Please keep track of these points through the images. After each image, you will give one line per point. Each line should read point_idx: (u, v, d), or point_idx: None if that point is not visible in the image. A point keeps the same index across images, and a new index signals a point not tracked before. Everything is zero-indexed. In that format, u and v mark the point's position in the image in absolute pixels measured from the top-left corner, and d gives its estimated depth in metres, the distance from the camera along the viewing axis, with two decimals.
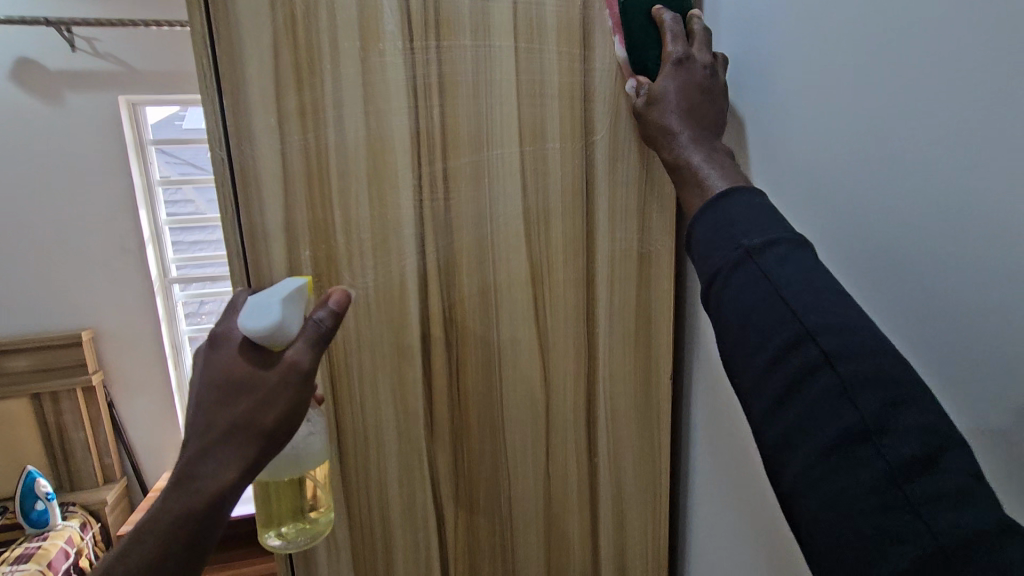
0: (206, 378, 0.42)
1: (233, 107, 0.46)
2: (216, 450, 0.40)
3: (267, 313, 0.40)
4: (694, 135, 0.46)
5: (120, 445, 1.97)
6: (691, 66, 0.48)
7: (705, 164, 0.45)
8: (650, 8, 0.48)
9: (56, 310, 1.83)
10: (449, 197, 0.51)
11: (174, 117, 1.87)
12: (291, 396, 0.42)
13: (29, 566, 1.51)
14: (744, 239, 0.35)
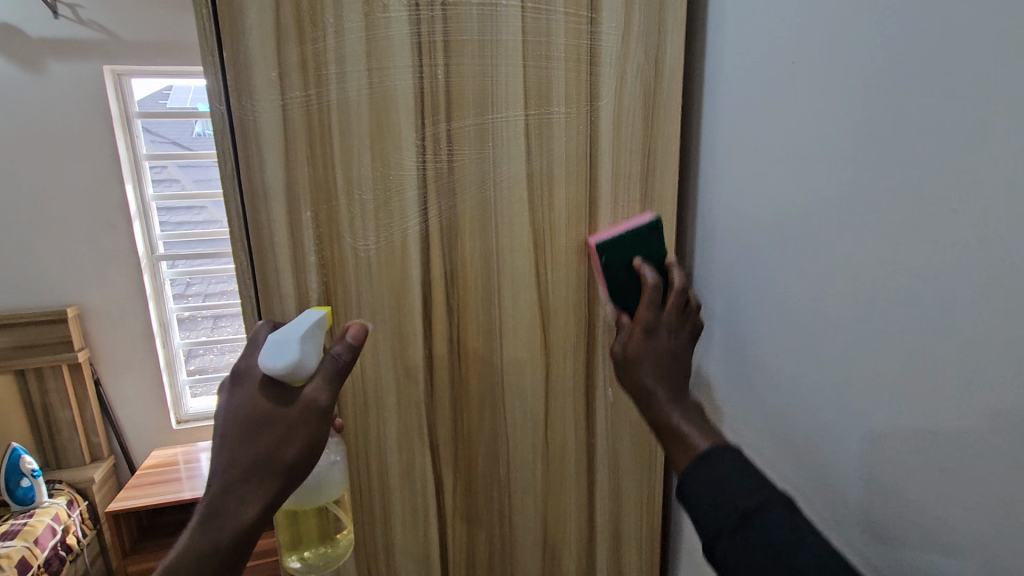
0: (229, 413, 0.43)
1: (233, 58, 0.44)
2: (240, 486, 0.40)
3: (288, 352, 0.42)
4: (670, 394, 0.44)
5: (108, 425, 1.95)
6: (664, 336, 0.48)
7: (686, 414, 0.42)
8: (631, 260, 0.51)
9: (40, 286, 1.80)
10: (453, 160, 0.50)
11: (159, 95, 1.84)
12: (309, 432, 0.43)
13: (16, 543, 1.50)
14: (736, 504, 0.33)
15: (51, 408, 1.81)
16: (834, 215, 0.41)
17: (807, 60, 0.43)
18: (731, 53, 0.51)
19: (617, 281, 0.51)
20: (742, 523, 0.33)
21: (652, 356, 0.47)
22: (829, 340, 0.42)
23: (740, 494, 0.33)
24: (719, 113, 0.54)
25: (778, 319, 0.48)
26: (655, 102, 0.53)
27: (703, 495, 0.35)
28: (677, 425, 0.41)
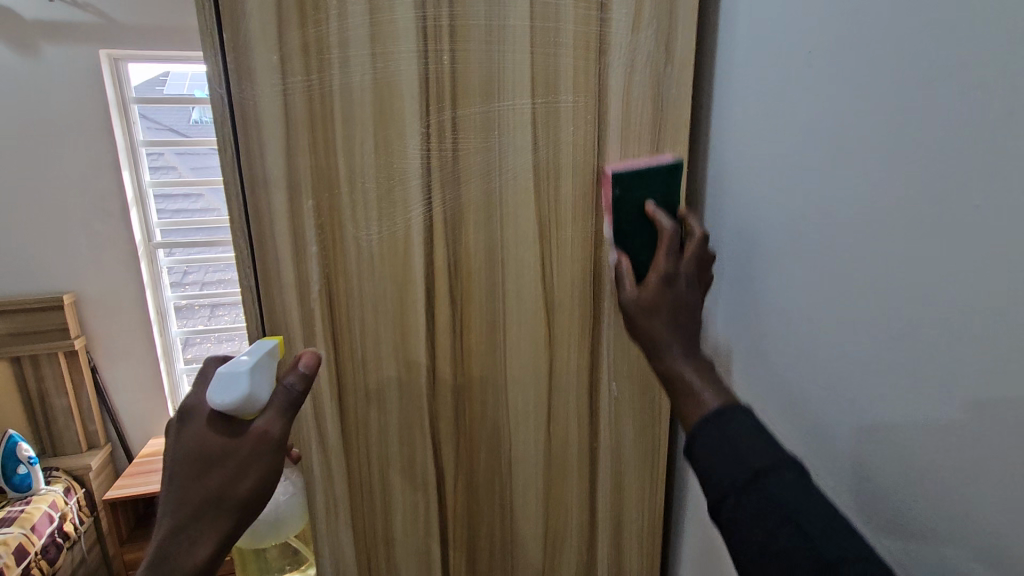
0: (177, 451, 0.41)
1: (233, 41, 0.43)
2: (191, 526, 0.39)
3: (235, 387, 0.40)
4: (685, 348, 0.41)
5: (104, 412, 1.94)
6: (681, 286, 0.44)
7: (695, 379, 0.39)
8: (644, 203, 0.46)
9: (36, 272, 1.78)
10: (458, 148, 0.49)
11: (156, 81, 1.81)
12: (263, 466, 0.42)
13: (12, 530, 1.50)
14: (750, 464, 0.33)
15: (47, 395, 1.80)
16: (830, 207, 0.40)
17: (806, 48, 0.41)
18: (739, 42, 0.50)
19: (625, 224, 0.46)
20: (754, 479, 0.33)
21: (667, 305, 0.43)
22: (822, 339, 0.42)
23: (753, 452, 0.33)
24: (726, 103, 0.53)
25: (778, 314, 0.47)
26: (663, 92, 0.52)
27: (716, 448, 0.35)
28: (694, 381, 0.40)
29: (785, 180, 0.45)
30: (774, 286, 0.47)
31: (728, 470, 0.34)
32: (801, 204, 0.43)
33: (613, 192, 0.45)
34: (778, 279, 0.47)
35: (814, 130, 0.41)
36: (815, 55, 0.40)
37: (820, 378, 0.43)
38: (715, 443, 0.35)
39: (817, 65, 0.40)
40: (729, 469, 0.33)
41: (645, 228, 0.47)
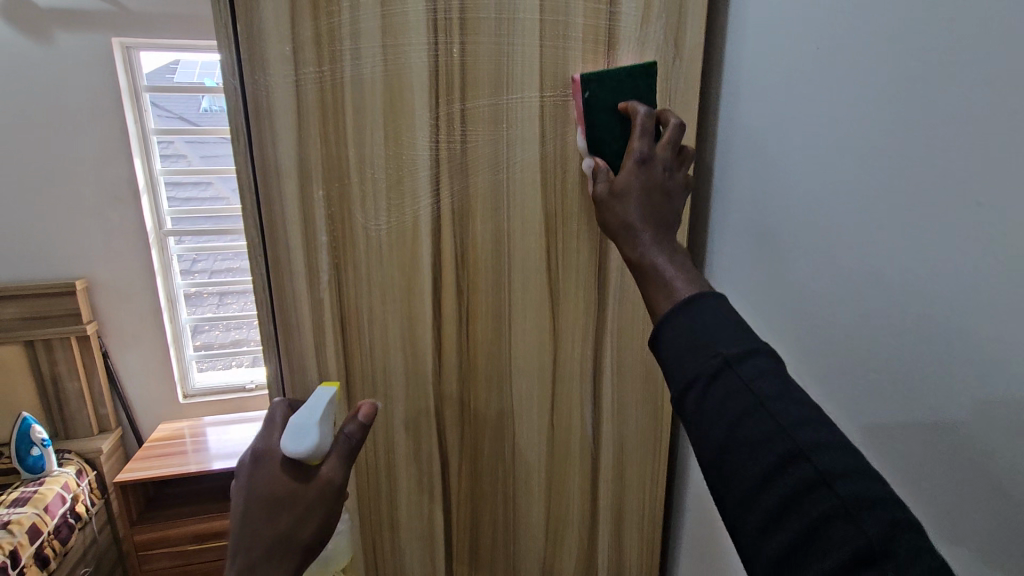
0: (248, 494, 0.44)
1: (247, 32, 0.44)
2: (262, 565, 0.42)
3: (307, 437, 0.43)
4: (657, 236, 0.40)
5: (116, 396, 1.97)
6: (655, 172, 0.43)
7: (669, 266, 0.38)
8: (619, 101, 0.46)
9: (49, 258, 1.81)
10: (467, 140, 0.50)
11: (166, 70, 1.82)
12: (327, 511, 0.45)
13: (26, 510, 1.53)
14: (718, 351, 0.31)
15: (60, 378, 1.83)
16: (849, 200, 0.41)
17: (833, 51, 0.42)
18: (762, 38, 0.50)
19: (602, 122, 0.46)
20: (722, 368, 0.30)
21: (638, 189, 0.42)
22: (837, 332, 0.43)
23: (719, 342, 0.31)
24: (746, 101, 0.53)
25: (794, 305, 0.49)
26: (673, 87, 0.52)
27: (683, 337, 0.33)
28: (660, 267, 0.38)
29: (806, 179, 0.46)
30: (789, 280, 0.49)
31: (693, 357, 0.32)
32: (822, 202, 0.44)
33: (585, 94, 0.46)
34: (798, 276, 0.48)
35: (839, 130, 0.42)
36: (841, 56, 0.41)
37: (836, 372, 0.44)
38: (681, 329, 0.33)
39: (841, 65, 0.41)
40: (694, 356, 0.32)
41: (619, 125, 0.46)
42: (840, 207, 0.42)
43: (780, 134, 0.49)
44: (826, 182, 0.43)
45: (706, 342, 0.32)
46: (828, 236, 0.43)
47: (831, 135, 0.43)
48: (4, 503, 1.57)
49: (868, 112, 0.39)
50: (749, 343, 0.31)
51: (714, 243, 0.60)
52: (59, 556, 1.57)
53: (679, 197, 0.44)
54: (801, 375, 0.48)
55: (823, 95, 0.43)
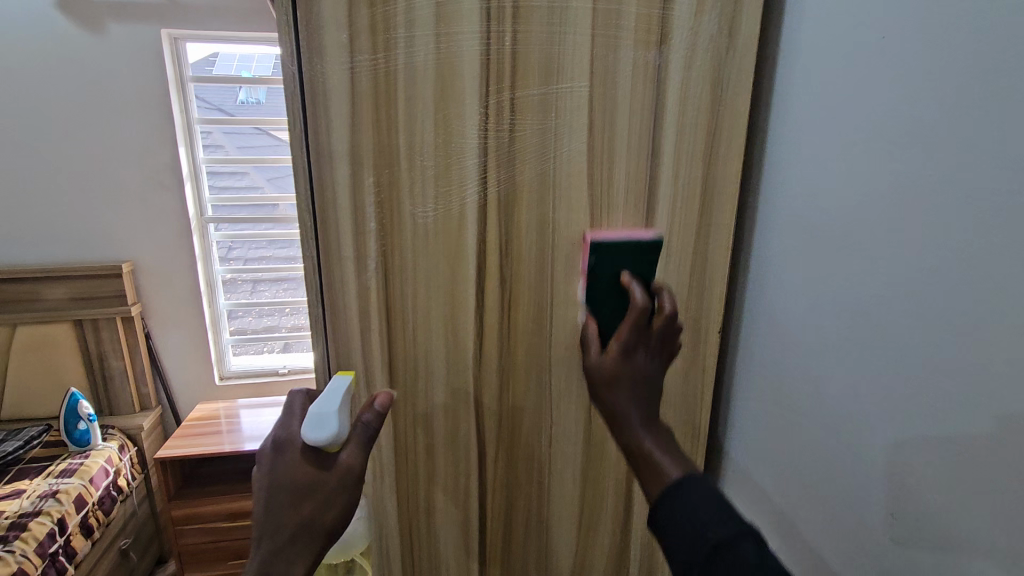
0: (271, 482, 0.46)
1: (307, 19, 0.45)
2: (287, 550, 0.44)
3: (325, 427, 0.45)
4: (643, 414, 0.43)
5: (156, 376, 2.05)
6: (639, 359, 0.46)
7: (661, 454, 0.40)
8: (618, 273, 0.50)
9: (97, 241, 1.88)
10: (515, 130, 0.50)
11: (207, 62, 1.88)
12: (348, 497, 0.46)
13: (73, 480, 1.61)
14: (708, 537, 0.33)
15: (106, 357, 1.91)
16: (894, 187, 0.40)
17: (897, 31, 0.39)
18: (819, 21, 0.48)
19: (607, 293, 0.50)
20: (712, 554, 0.33)
21: (628, 379, 0.45)
22: (889, 334, 0.41)
23: (713, 522, 0.34)
24: (798, 90, 0.51)
25: (828, 301, 0.47)
26: (723, 80, 0.52)
27: (679, 516, 0.35)
28: (649, 448, 0.41)
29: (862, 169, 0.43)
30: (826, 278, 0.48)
31: (687, 547, 0.34)
32: (879, 191, 0.41)
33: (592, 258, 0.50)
34: (847, 271, 0.45)
35: (902, 114, 0.39)
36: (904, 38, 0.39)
37: (891, 375, 0.41)
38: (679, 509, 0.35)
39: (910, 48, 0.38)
40: (686, 544, 0.34)
41: (619, 294, 0.50)
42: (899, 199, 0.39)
43: (835, 120, 0.46)
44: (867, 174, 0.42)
45: (698, 527, 0.34)
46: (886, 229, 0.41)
47: (890, 122, 0.40)
48: (52, 473, 1.65)
49: (940, 94, 0.36)
50: (741, 524, 0.33)
51: (758, 233, 0.58)
52: (103, 527, 1.65)
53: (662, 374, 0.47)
54: (843, 374, 0.46)
55: (885, 80, 0.41)
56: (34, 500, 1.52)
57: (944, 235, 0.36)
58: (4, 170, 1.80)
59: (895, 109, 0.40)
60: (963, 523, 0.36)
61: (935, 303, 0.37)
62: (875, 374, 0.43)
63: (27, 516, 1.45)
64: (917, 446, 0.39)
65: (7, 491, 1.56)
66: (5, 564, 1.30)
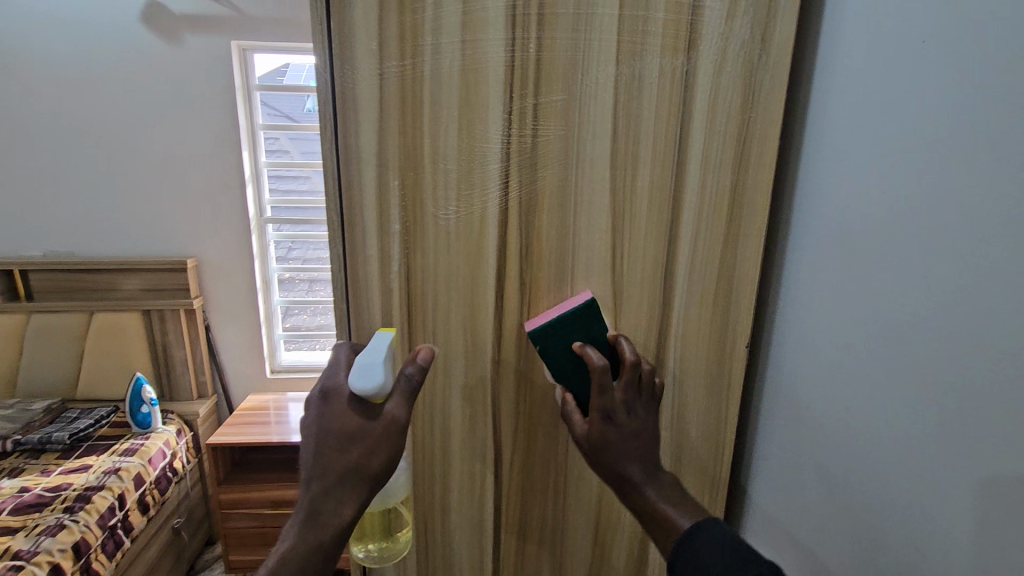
0: (320, 429, 0.47)
1: (339, 28, 0.47)
2: (337, 492, 0.45)
3: (373, 373, 0.47)
4: (648, 469, 0.46)
5: (214, 367, 2.17)
6: (622, 419, 0.47)
7: (664, 504, 0.44)
8: (571, 344, 0.49)
9: (167, 238, 2.03)
10: (538, 134, 0.50)
11: (277, 72, 2.00)
12: (394, 445, 0.47)
13: (133, 459, 1.73)
14: None
15: (169, 345, 2.05)
16: (932, 203, 0.37)
17: (941, 33, 0.37)
18: (860, 22, 0.45)
19: (563, 363, 0.49)
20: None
21: (617, 441, 0.46)
22: (923, 360, 0.38)
23: (729, 572, 0.37)
24: (838, 96, 0.48)
25: (856, 321, 0.45)
26: (756, 87, 0.50)
27: (692, 559, 0.39)
28: (661, 509, 0.44)
29: (901, 179, 0.40)
30: (856, 296, 0.45)
31: None
32: (918, 205, 0.39)
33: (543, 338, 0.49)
34: (882, 289, 0.42)
35: (947, 122, 0.36)
36: (947, 45, 0.36)
37: (924, 402, 0.38)
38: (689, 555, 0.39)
39: (958, 52, 0.36)
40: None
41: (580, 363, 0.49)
42: (939, 214, 0.37)
43: (874, 128, 0.44)
44: (901, 189, 0.40)
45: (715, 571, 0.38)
46: (924, 244, 0.38)
47: (930, 132, 0.38)
48: (117, 451, 1.77)
49: (986, 100, 0.33)
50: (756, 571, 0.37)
51: (791, 246, 0.55)
52: (158, 505, 1.76)
53: (646, 423, 0.48)
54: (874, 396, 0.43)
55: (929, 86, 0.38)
56: (99, 475, 1.64)
57: (981, 250, 0.34)
58: (89, 170, 1.96)
59: (938, 115, 0.37)
60: (986, 557, 0.34)
61: (972, 330, 0.34)
62: (909, 401, 0.40)
63: (91, 490, 1.57)
64: (942, 474, 0.37)
65: (76, 465, 1.69)
66: (70, 532, 1.41)
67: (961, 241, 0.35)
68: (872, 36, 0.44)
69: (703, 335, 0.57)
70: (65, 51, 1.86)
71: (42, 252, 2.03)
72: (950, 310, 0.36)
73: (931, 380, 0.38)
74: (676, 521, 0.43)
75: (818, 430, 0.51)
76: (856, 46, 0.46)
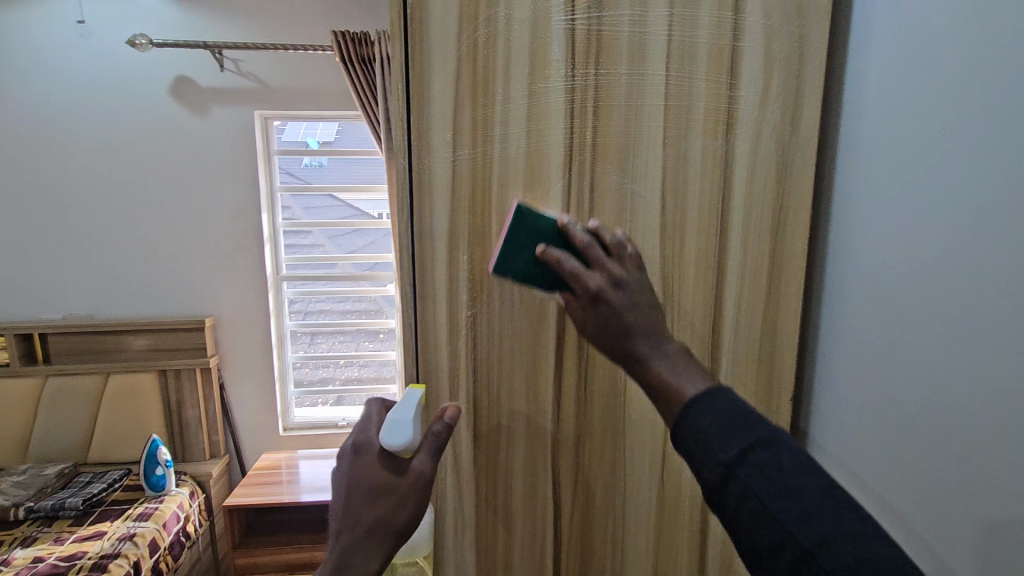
0: (351, 482, 0.49)
1: (418, 122, 0.53)
2: (363, 547, 0.47)
3: (401, 432, 0.48)
4: (649, 336, 0.38)
5: (226, 425, 2.16)
6: (613, 299, 0.39)
7: (666, 371, 0.37)
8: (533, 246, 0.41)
9: (186, 299, 2.07)
10: (594, 209, 0.55)
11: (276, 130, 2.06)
12: (419, 501, 0.49)
13: (148, 525, 1.70)
14: (718, 460, 0.33)
15: (184, 405, 2.06)
16: (964, 265, 0.42)
17: (959, 123, 0.43)
18: (881, 106, 0.51)
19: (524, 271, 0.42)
20: (726, 473, 0.33)
21: (612, 327, 0.39)
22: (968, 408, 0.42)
23: (719, 446, 0.34)
24: (863, 168, 0.54)
25: (899, 372, 0.49)
26: (789, 162, 0.56)
27: (691, 433, 0.35)
28: (669, 384, 0.37)
29: (930, 245, 0.45)
30: (894, 350, 0.49)
31: (702, 464, 0.34)
32: (955, 267, 0.43)
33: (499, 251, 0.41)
34: (923, 343, 0.46)
35: (970, 195, 0.42)
36: (964, 130, 0.42)
37: (981, 447, 0.41)
38: (687, 431, 0.35)
39: (978, 135, 0.41)
40: (702, 458, 0.34)
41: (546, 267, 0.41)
42: (974, 276, 0.41)
43: (900, 197, 0.49)
44: (932, 257, 0.45)
45: (708, 447, 0.34)
46: (960, 298, 0.43)
47: (959, 208, 0.43)
48: (131, 516, 1.74)
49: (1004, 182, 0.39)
50: (746, 439, 0.33)
51: (824, 301, 0.60)
52: (171, 572, 1.71)
53: (643, 287, 0.40)
54: (929, 444, 0.46)
55: (950, 162, 0.44)
56: (114, 541, 1.61)
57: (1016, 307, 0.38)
58: (113, 233, 2.02)
59: (961, 190, 0.43)
60: None
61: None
62: (967, 448, 0.42)
63: (108, 557, 1.53)
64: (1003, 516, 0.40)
65: (90, 533, 1.66)
66: None
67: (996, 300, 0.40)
68: (892, 120, 0.50)
69: (752, 389, 0.60)
70: (96, 122, 1.96)
71: (62, 314, 2.05)
72: (992, 358, 0.40)
73: (981, 427, 0.41)
74: (679, 387, 0.37)
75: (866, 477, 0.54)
76: (879, 124, 0.52)
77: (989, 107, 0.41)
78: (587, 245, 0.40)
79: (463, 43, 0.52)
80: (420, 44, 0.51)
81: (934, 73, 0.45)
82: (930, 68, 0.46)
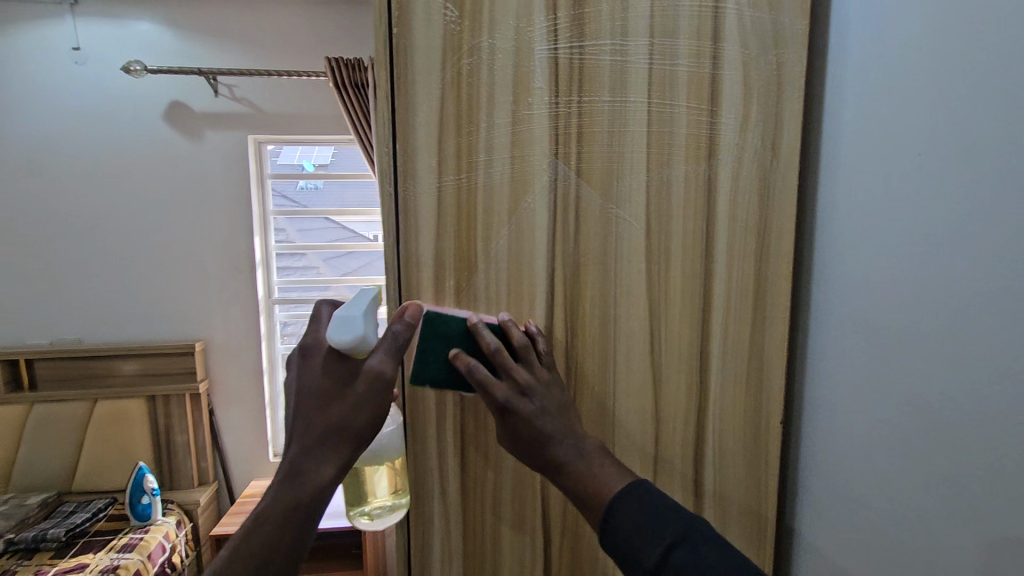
0: (305, 384, 0.50)
1: (403, 148, 0.53)
2: (318, 449, 0.49)
3: (351, 329, 0.47)
4: (559, 437, 0.49)
5: (215, 451, 2.13)
6: (519, 407, 0.50)
7: (578, 467, 0.48)
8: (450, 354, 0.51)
9: (176, 323, 2.05)
10: (580, 231, 0.56)
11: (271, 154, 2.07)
12: (376, 403, 0.49)
13: (132, 556, 1.65)
14: (647, 562, 0.41)
15: (172, 430, 2.03)
16: (947, 281, 0.42)
17: (934, 144, 0.43)
18: (860, 129, 0.52)
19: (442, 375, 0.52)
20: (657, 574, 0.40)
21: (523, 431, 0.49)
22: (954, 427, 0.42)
23: (643, 550, 0.41)
24: (846, 188, 0.54)
25: (889, 391, 0.49)
26: (770, 186, 0.57)
27: (622, 537, 0.43)
28: (586, 481, 0.47)
29: (914, 262, 0.45)
30: (883, 370, 0.49)
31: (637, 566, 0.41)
32: (939, 283, 0.43)
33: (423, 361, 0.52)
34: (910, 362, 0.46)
35: (949, 212, 0.42)
36: (939, 150, 0.43)
37: (970, 468, 0.40)
38: (619, 536, 0.43)
39: (951, 154, 0.42)
40: (635, 561, 0.42)
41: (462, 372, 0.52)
42: (956, 292, 0.41)
43: (882, 218, 0.49)
44: (916, 275, 0.45)
45: (639, 551, 0.42)
46: (944, 314, 0.42)
47: (939, 230, 0.43)
48: (114, 547, 1.70)
49: (980, 202, 0.39)
50: (664, 540, 0.41)
51: (813, 322, 0.60)
52: None
53: (545, 391, 0.51)
54: (918, 464, 0.45)
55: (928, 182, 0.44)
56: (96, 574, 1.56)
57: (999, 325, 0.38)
58: (105, 258, 2.01)
59: (941, 212, 0.43)
60: None
61: (1001, 402, 0.38)
62: (957, 471, 0.42)
63: None
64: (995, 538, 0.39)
65: (71, 565, 1.61)
66: None
67: (980, 316, 0.39)
68: (871, 142, 0.51)
69: (740, 410, 0.60)
70: (89, 147, 1.96)
71: (49, 339, 2.03)
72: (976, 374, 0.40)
73: (968, 444, 0.40)
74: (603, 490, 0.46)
75: (859, 499, 0.53)
76: (859, 146, 0.52)
77: (959, 129, 0.41)
78: (493, 353, 0.50)
79: (448, 70, 0.52)
80: (405, 73, 0.52)
81: (908, 96, 0.46)
82: (904, 90, 0.47)
